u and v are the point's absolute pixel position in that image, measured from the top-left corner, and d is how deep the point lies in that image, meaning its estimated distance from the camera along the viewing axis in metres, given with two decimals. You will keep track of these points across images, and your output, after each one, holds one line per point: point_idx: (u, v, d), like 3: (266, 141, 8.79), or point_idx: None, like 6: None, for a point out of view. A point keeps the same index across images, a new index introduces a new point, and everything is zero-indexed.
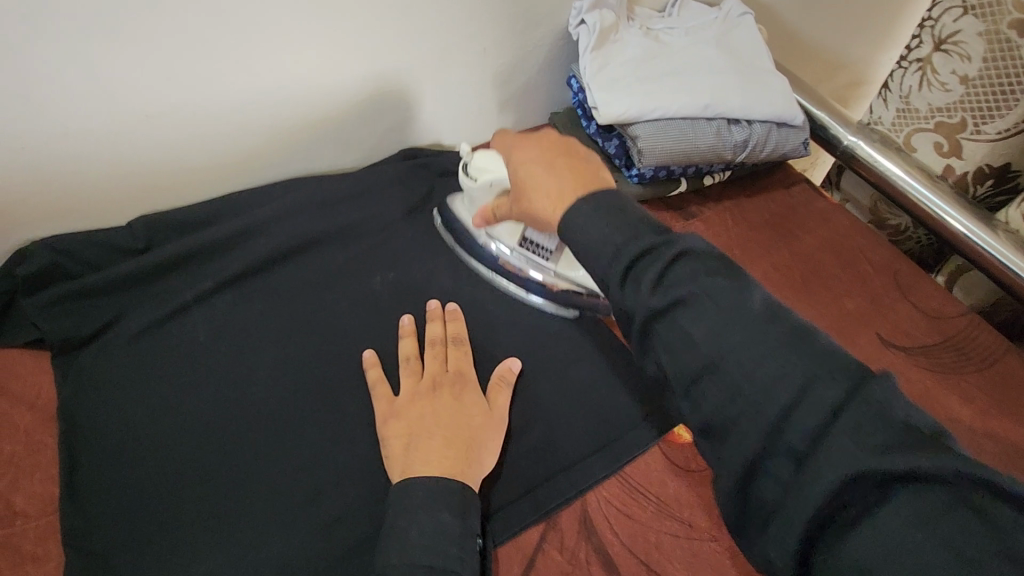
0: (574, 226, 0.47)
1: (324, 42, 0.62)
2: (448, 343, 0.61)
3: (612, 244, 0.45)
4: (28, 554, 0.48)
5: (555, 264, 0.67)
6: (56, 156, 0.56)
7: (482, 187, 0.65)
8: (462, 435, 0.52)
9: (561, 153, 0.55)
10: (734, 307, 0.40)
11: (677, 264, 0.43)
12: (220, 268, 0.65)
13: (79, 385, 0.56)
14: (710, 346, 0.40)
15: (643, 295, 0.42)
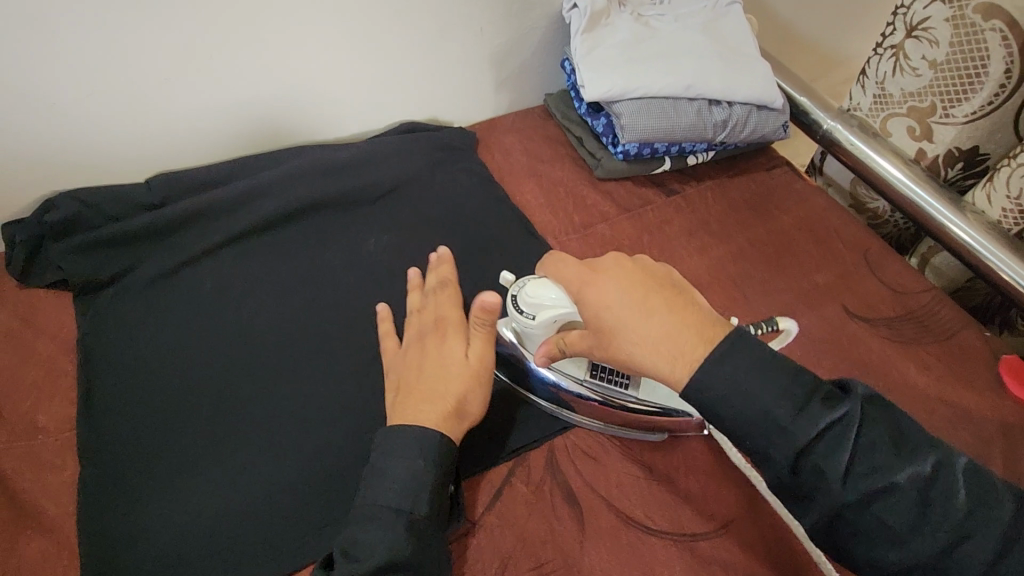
0: (722, 395, 0.43)
1: (329, 15, 0.68)
2: (440, 294, 0.62)
3: (772, 416, 0.42)
4: (46, 463, 0.54)
5: (636, 391, 0.56)
6: (85, 109, 0.63)
7: (541, 322, 0.55)
8: (441, 385, 0.53)
9: (648, 283, 0.47)
10: (938, 496, 0.41)
11: (861, 444, 0.41)
12: (227, 225, 0.70)
13: (95, 322, 0.62)
14: (917, 543, 0.40)
15: (836, 488, 0.41)
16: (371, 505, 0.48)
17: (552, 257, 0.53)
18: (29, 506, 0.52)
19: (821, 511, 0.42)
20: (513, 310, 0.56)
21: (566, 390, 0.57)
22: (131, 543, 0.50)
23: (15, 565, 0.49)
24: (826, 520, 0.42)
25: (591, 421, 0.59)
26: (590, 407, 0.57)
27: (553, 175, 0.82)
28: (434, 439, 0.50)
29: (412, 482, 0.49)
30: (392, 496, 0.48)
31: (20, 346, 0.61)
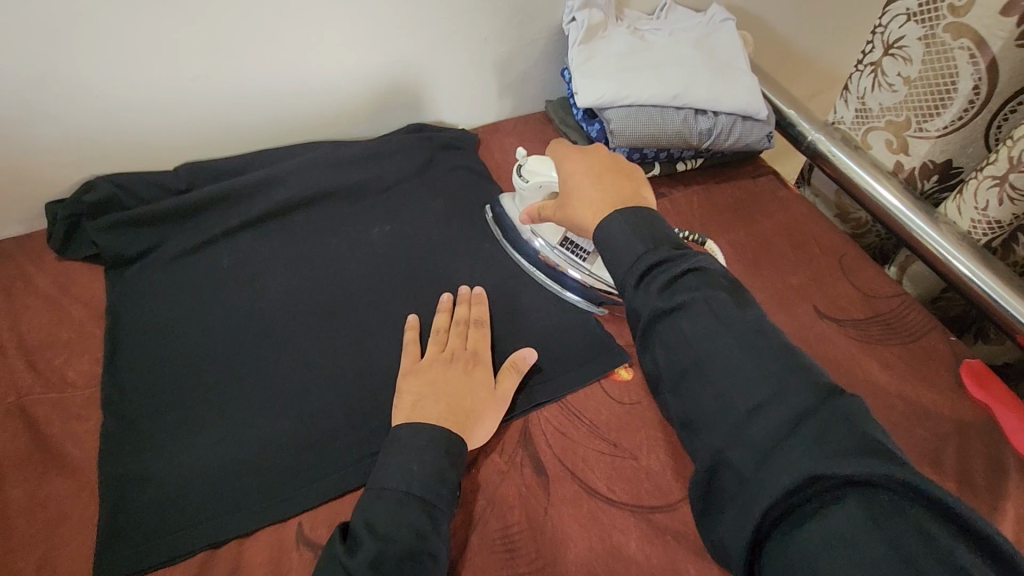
0: (608, 233, 0.55)
1: (343, 22, 0.74)
2: (470, 323, 0.68)
3: (634, 251, 0.53)
4: (74, 413, 0.61)
5: (591, 263, 0.74)
6: (123, 102, 0.70)
7: (532, 188, 0.73)
8: (464, 404, 0.59)
9: (609, 168, 0.62)
10: (731, 321, 0.47)
11: (687, 274, 0.50)
12: (244, 210, 0.77)
13: (123, 292, 0.69)
14: (702, 348, 0.47)
15: (654, 296, 0.50)
16: (396, 493, 0.51)
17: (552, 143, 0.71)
18: (57, 449, 0.58)
19: (644, 320, 0.50)
20: (518, 178, 0.75)
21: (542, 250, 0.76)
22: (143, 484, 0.56)
23: (42, 499, 0.55)
24: (646, 327, 0.50)
25: (552, 284, 0.76)
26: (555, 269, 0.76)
27: None
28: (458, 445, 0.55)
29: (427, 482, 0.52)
30: (418, 488, 0.52)
31: (56, 311, 0.68)
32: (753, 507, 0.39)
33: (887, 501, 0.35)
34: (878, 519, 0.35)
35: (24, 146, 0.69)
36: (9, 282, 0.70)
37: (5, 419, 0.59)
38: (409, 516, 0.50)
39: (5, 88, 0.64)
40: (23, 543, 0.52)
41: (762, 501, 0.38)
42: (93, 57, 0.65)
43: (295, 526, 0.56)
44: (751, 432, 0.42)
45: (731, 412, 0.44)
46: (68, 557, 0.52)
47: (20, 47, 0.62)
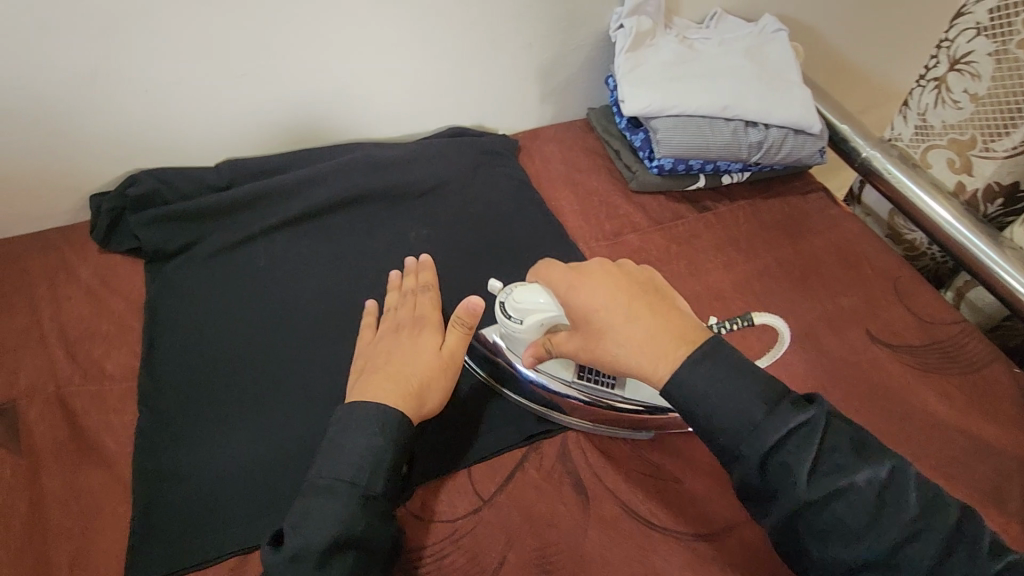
0: (708, 398, 0.48)
1: (389, 23, 0.74)
2: (415, 293, 0.66)
3: (751, 418, 0.46)
4: (110, 405, 0.60)
5: (621, 390, 0.60)
6: (171, 97, 0.71)
7: (529, 326, 0.59)
8: (406, 370, 0.57)
9: (633, 290, 0.53)
10: (893, 501, 0.44)
11: (825, 447, 0.45)
12: (283, 209, 0.77)
13: (162, 287, 0.69)
14: (870, 539, 0.43)
15: (796, 481, 0.44)
16: (324, 478, 0.49)
17: (546, 265, 0.58)
18: (92, 441, 0.58)
19: (784, 508, 0.45)
20: (502, 317, 0.60)
21: (558, 394, 0.61)
22: (178, 481, 0.55)
23: (77, 491, 0.55)
24: (791, 516, 0.45)
25: (583, 424, 0.62)
26: (582, 411, 0.61)
27: (589, 184, 0.86)
28: (393, 417, 0.52)
29: (363, 461, 0.50)
30: (345, 471, 0.50)
31: (96, 302, 0.68)
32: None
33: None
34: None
35: (72, 138, 0.69)
36: (52, 272, 0.71)
37: (44, 409, 0.59)
38: (334, 505, 0.48)
39: (59, 80, 0.65)
40: (58, 536, 0.52)
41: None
42: (146, 52, 0.66)
43: None
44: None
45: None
46: (101, 551, 0.52)
47: (76, 39, 0.62)
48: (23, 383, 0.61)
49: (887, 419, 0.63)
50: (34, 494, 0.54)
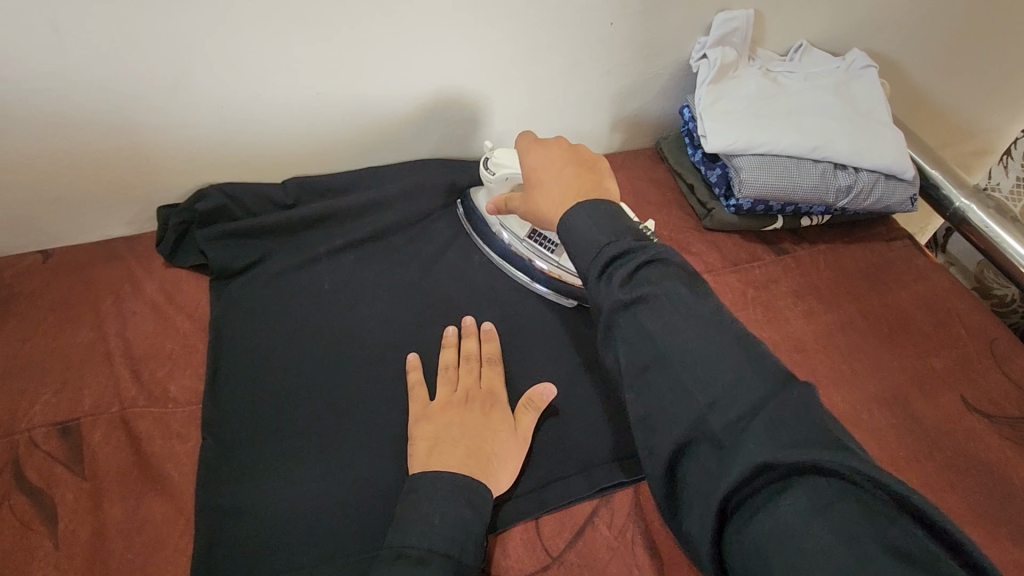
0: (572, 225, 0.52)
1: (469, 45, 0.71)
2: (483, 361, 0.64)
3: (597, 243, 0.49)
4: (174, 431, 0.59)
5: (558, 255, 0.72)
6: (246, 114, 0.69)
7: (499, 179, 0.69)
8: (486, 448, 0.55)
9: (572, 157, 0.59)
10: (687, 311, 0.44)
11: (646, 268, 0.47)
12: (349, 229, 0.75)
13: (227, 308, 0.68)
14: (665, 341, 0.43)
15: (613, 290, 0.46)
16: (414, 545, 0.47)
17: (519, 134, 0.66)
18: (155, 469, 0.56)
19: (605, 318, 0.47)
20: (483, 167, 0.70)
21: (509, 242, 0.75)
22: (242, 518, 0.54)
23: (139, 522, 0.53)
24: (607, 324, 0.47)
25: (521, 276, 0.74)
26: (523, 262, 0.74)
27: (658, 217, 0.83)
28: (478, 489, 0.51)
29: (453, 529, 0.48)
30: (441, 541, 0.48)
31: (161, 320, 0.67)
32: (708, 504, 0.37)
33: (858, 511, 0.32)
34: (829, 513, 0.33)
35: (144, 150, 0.69)
36: (118, 285, 0.70)
37: (108, 431, 0.58)
38: None
39: (137, 93, 0.63)
40: (118, 569, 0.51)
41: (717, 494, 0.36)
42: (225, 69, 0.64)
43: None
44: (705, 421, 0.40)
45: (683, 397, 0.41)
46: None
47: (158, 55, 0.61)
48: (87, 402, 0.60)
49: (986, 498, 0.59)
50: (96, 522, 0.53)
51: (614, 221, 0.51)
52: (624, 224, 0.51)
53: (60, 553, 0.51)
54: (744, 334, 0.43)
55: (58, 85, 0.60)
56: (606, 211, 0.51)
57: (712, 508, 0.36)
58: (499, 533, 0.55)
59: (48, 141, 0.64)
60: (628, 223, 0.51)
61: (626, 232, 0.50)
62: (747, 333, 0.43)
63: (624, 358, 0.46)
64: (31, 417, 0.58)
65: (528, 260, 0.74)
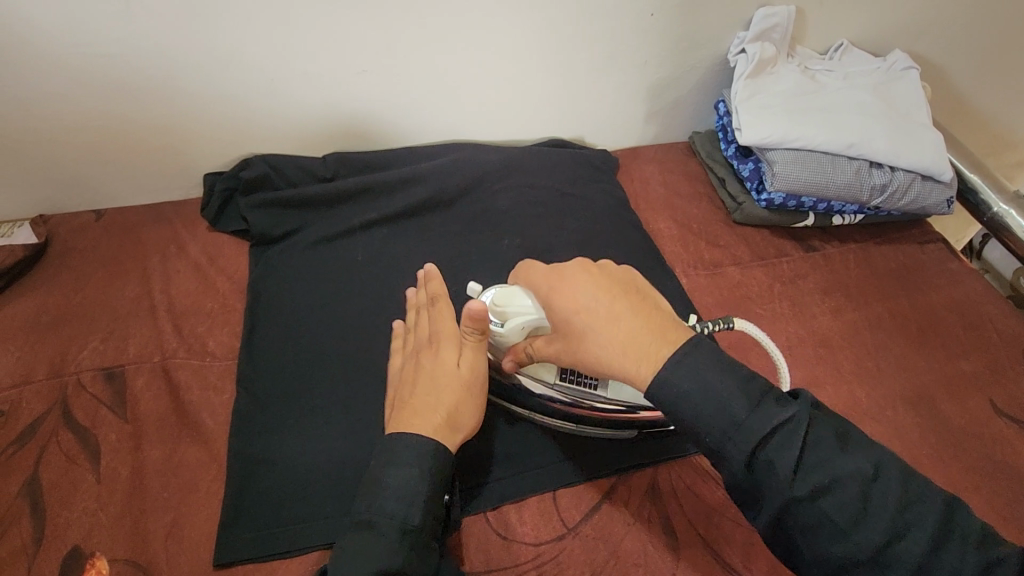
0: (693, 394, 0.44)
1: (510, 32, 0.73)
2: (428, 309, 0.60)
3: (734, 415, 0.42)
4: (210, 383, 0.62)
5: (604, 389, 0.57)
6: (293, 89, 0.72)
7: (511, 330, 0.56)
8: (426, 401, 0.53)
9: (613, 286, 0.48)
10: (874, 491, 0.41)
11: (809, 443, 0.42)
12: (385, 204, 0.77)
13: (265, 271, 0.71)
14: (857, 532, 0.40)
15: (784, 481, 0.41)
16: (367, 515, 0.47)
17: (527, 266, 0.55)
18: (191, 416, 0.59)
19: (773, 510, 0.41)
20: (485, 323, 0.57)
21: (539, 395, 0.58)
22: (270, 467, 0.56)
23: (174, 464, 0.56)
24: (777, 515, 0.41)
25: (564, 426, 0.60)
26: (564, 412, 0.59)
27: (688, 209, 0.83)
28: (427, 449, 0.49)
29: (403, 494, 0.48)
30: (386, 508, 0.47)
31: (202, 280, 0.70)
32: None
33: None
34: None
35: (195, 119, 0.72)
36: (163, 245, 0.73)
37: (150, 379, 0.61)
38: (386, 544, 0.45)
39: (194, 63, 0.67)
40: (153, 506, 0.53)
41: None
42: (276, 43, 0.67)
43: None
44: None
45: None
46: (194, 526, 0.52)
47: (216, 28, 0.64)
48: (132, 350, 0.63)
49: (1012, 502, 0.58)
50: (135, 462, 0.56)
51: (741, 383, 0.43)
52: (752, 384, 0.44)
53: (101, 488, 0.54)
54: (933, 497, 0.41)
55: (122, 52, 0.64)
56: (727, 368, 0.44)
57: None
58: (516, 500, 0.56)
59: (109, 104, 0.68)
60: (754, 384, 0.44)
61: (754, 390, 0.43)
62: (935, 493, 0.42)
63: (806, 551, 0.41)
64: (79, 361, 0.62)
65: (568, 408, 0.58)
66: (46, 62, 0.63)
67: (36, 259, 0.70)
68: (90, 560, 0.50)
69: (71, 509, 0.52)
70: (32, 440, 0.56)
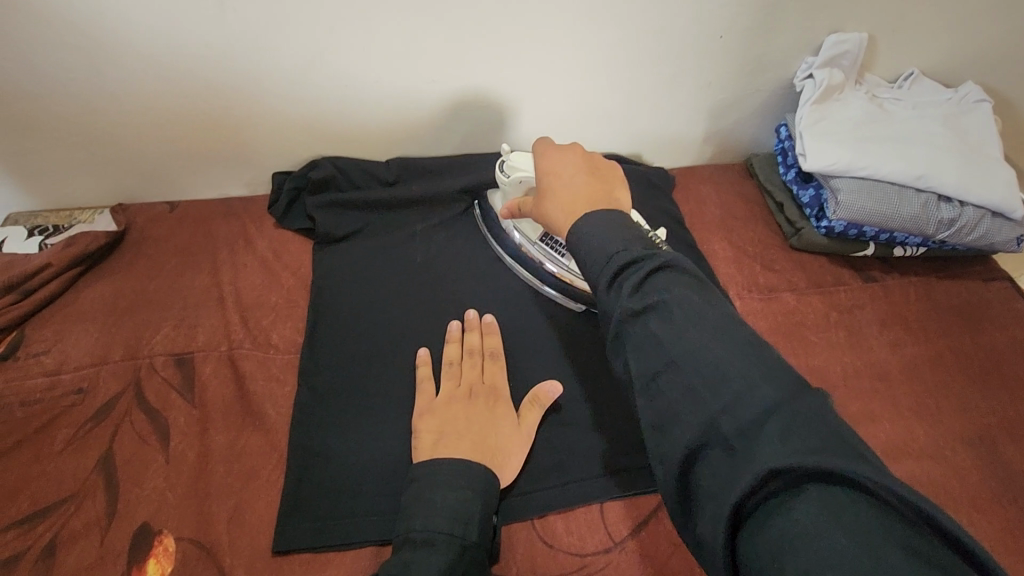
0: (581, 235, 0.47)
1: (577, 47, 0.74)
2: (484, 356, 0.65)
3: (605, 249, 0.45)
4: (274, 374, 0.64)
5: (569, 259, 0.70)
6: (364, 94, 0.74)
7: (513, 182, 0.68)
8: (491, 444, 0.56)
9: (588, 167, 0.55)
10: (704, 317, 0.39)
11: (657, 276, 0.42)
12: (443, 209, 0.80)
13: (327, 270, 0.73)
14: (673, 346, 0.38)
15: (622, 298, 0.41)
16: (425, 530, 0.47)
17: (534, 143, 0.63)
18: (255, 405, 0.61)
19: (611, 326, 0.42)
20: (498, 171, 0.69)
21: (522, 245, 0.73)
22: (329, 461, 0.58)
23: (238, 451, 0.58)
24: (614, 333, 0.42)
25: (532, 278, 0.74)
26: (534, 264, 0.73)
27: (743, 231, 0.83)
28: (480, 472, 0.52)
29: (459, 511, 0.49)
30: (442, 522, 0.48)
31: (268, 274, 0.73)
32: (719, 508, 0.33)
33: (875, 521, 0.29)
34: (839, 514, 0.30)
35: (270, 119, 0.75)
36: (233, 238, 0.77)
37: (217, 367, 0.64)
38: (446, 553, 0.46)
39: (274, 67, 0.70)
40: (217, 490, 0.55)
41: (727, 499, 0.33)
42: (352, 50, 0.70)
43: None
44: (720, 425, 0.35)
45: (695, 407, 0.36)
46: (255, 512, 0.54)
47: (298, 34, 0.67)
48: (201, 338, 0.66)
49: None
50: (202, 445, 0.58)
51: (625, 228, 0.46)
52: (637, 233, 0.46)
53: (170, 469, 0.56)
54: (758, 341, 0.38)
55: (211, 54, 0.67)
56: (618, 218, 0.47)
57: (721, 512, 0.33)
58: (564, 511, 0.57)
59: (194, 103, 0.71)
60: (636, 230, 0.46)
61: (639, 239, 0.45)
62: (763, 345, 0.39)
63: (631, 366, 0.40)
64: (153, 345, 0.65)
65: (538, 263, 0.72)
66: (143, 62, 0.66)
67: (115, 246, 0.74)
68: (158, 537, 0.52)
69: (142, 487, 0.55)
70: (107, 419, 0.59)
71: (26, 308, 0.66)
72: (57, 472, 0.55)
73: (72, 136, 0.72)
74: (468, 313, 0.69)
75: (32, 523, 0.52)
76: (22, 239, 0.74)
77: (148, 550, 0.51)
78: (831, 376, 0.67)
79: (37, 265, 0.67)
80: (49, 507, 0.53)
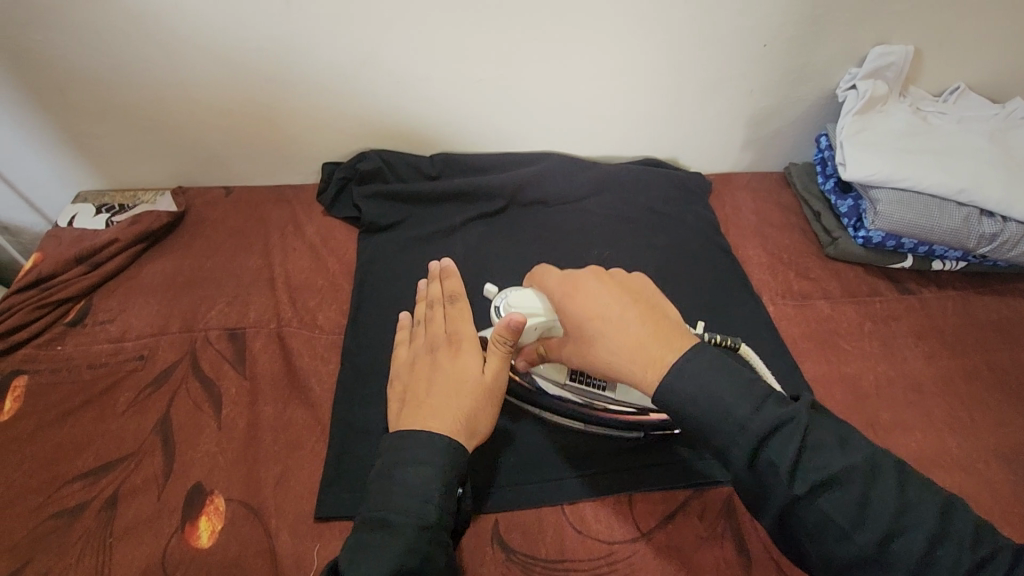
0: (692, 396, 0.46)
1: (623, 53, 0.76)
2: (445, 304, 0.62)
3: (736, 418, 0.44)
4: (318, 353, 0.67)
5: (611, 391, 0.59)
6: (414, 91, 0.78)
7: (522, 331, 0.58)
8: (451, 396, 0.52)
9: (626, 294, 0.51)
10: (874, 488, 0.42)
11: (810, 443, 0.43)
12: (483, 204, 0.82)
13: (371, 257, 0.76)
14: (860, 531, 0.41)
15: (782, 481, 0.42)
16: (382, 514, 0.46)
17: (541, 272, 0.58)
18: (300, 381, 0.65)
19: (775, 509, 0.43)
20: (500, 323, 0.60)
21: (551, 393, 0.62)
22: (368, 437, 0.60)
23: (284, 422, 0.61)
24: (783, 513, 0.43)
25: (573, 423, 0.63)
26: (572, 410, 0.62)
27: (779, 238, 0.83)
28: (442, 443, 0.49)
29: (418, 492, 0.46)
30: (399, 502, 0.46)
31: (315, 259, 0.77)
32: None
33: None
34: None
35: (324, 112, 0.79)
36: (283, 224, 0.80)
37: (266, 343, 0.67)
38: (399, 539, 0.44)
39: (332, 62, 0.73)
40: (265, 457, 0.58)
41: None
42: (407, 49, 0.73)
43: (492, 522, 0.56)
44: None
45: None
46: (299, 480, 0.57)
47: (357, 33, 0.71)
48: (252, 316, 0.70)
49: None
50: (251, 415, 0.61)
51: (743, 385, 0.45)
52: (754, 387, 0.46)
53: (221, 436, 0.60)
54: (932, 500, 0.42)
55: (274, 48, 0.71)
56: (728, 370, 0.46)
57: None
58: (592, 499, 0.58)
59: (255, 94, 0.76)
60: (752, 383, 0.46)
61: (759, 392, 0.45)
62: (931, 492, 0.42)
63: (811, 550, 0.43)
64: (208, 320, 0.69)
65: (577, 407, 0.61)
66: (213, 54, 0.71)
67: (175, 226, 0.79)
68: (209, 498, 0.55)
69: (196, 450, 0.58)
70: (165, 386, 0.63)
71: (94, 279, 0.70)
72: (119, 431, 0.59)
73: (143, 122, 0.77)
74: (431, 265, 0.68)
75: (95, 477, 0.56)
76: (90, 216, 0.79)
77: (200, 508, 0.55)
78: (863, 384, 0.68)
79: (106, 240, 0.72)
80: (110, 463, 0.57)
